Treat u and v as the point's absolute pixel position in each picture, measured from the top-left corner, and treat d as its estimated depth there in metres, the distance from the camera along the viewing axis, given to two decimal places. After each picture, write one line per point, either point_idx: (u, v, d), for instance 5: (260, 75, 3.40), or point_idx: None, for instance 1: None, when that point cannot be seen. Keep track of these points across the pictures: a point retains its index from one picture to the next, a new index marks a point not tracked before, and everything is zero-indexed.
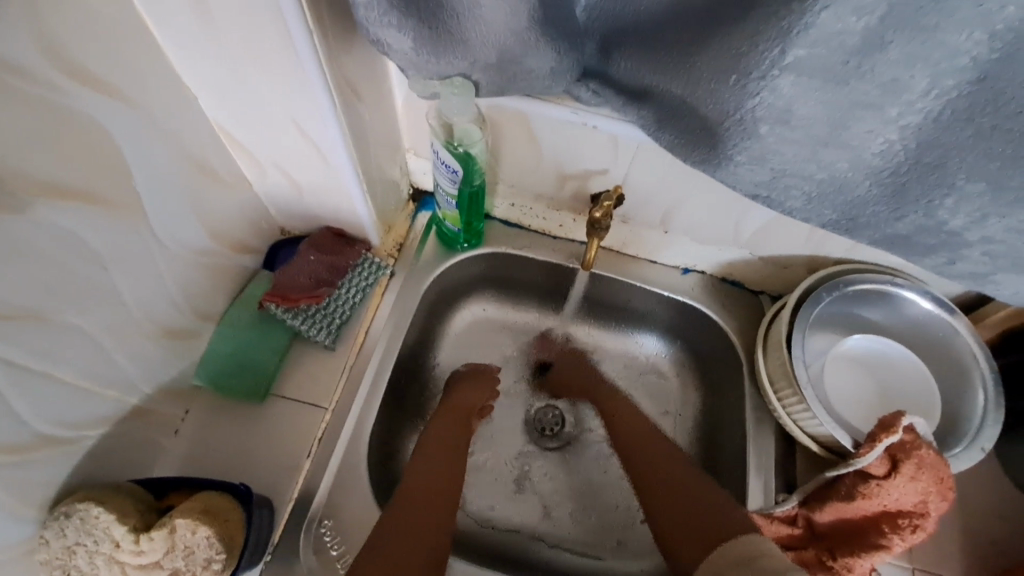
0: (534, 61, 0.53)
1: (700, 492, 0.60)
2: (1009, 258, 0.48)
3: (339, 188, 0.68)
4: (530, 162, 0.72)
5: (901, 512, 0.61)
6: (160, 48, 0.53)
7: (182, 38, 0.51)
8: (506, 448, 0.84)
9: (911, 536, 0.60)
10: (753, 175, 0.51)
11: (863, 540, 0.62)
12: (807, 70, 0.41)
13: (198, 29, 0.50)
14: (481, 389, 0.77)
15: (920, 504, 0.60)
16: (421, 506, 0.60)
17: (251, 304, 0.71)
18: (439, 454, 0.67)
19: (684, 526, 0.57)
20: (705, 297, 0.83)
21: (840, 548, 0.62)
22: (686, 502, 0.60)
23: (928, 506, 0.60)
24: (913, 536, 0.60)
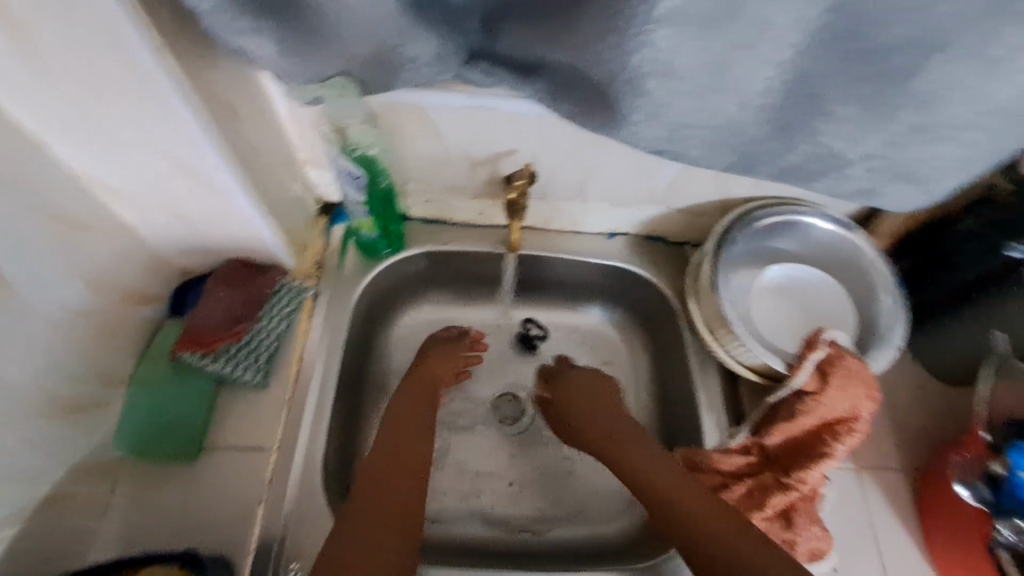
0: (414, 48, 0.51)
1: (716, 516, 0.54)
2: (890, 171, 0.52)
3: (236, 216, 0.62)
4: (436, 155, 0.70)
5: (839, 419, 0.66)
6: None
7: (9, 75, 0.45)
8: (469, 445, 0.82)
9: (850, 440, 0.65)
10: (652, 130, 0.52)
11: (811, 452, 0.66)
12: (678, 20, 0.41)
13: (25, 62, 0.43)
14: (446, 356, 0.78)
15: (853, 410, 0.65)
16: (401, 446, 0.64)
17: (165, 355, 0.65)
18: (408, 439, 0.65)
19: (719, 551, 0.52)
20: (634, 258, 0.85)
21: (792, 466, 0.66)
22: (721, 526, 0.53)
23: (860, 410, 0.65)
24: (851, 439, 0.65)
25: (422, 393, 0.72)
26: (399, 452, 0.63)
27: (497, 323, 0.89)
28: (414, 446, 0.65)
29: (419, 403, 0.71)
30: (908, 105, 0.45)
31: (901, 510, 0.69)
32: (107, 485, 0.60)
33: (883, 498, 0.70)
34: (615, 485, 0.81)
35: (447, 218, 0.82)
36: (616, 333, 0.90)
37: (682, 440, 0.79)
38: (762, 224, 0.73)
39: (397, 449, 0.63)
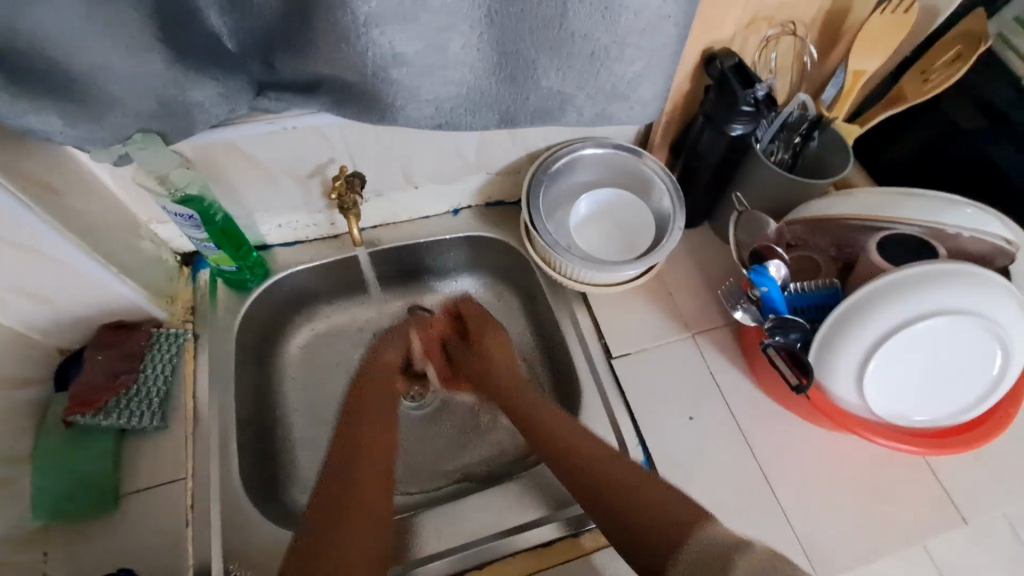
0: (197, 93, 0.60)
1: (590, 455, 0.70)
2: (601, 95, 0.65)
3: (90, 282, 0.68)
4: (266, 182, 0.79)
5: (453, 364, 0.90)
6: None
7: None
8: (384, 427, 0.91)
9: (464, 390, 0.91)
10: (421, 110, 0.64)
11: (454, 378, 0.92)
12: (383, 20, 0.53)
13: None
14: (487, 340, 0.86)
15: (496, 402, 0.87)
16: (358, 420, 0.75)
17: (58, 425, 0.69)
18: (372, 412, 0.76)
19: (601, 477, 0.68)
20: (480, 225, 0.97)
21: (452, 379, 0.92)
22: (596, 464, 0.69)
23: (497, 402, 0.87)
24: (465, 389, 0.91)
25: (499, 367, 0.85)
26: (355, 437, 0.73)
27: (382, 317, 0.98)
28: (370, 421, 0.75)
29: (383, 406, 0.78)
30: (576, 42, 0.58)
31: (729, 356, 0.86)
32: (39, 552, 0.64)
33: (714, 353, 0.86)
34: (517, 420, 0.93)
35: (304, 236, 0.91)
36: (488, 293, 1.02)
37: (560, 361, 0.92)
38: (557, 165, 0.88)
39: (368, 442, 0.72)
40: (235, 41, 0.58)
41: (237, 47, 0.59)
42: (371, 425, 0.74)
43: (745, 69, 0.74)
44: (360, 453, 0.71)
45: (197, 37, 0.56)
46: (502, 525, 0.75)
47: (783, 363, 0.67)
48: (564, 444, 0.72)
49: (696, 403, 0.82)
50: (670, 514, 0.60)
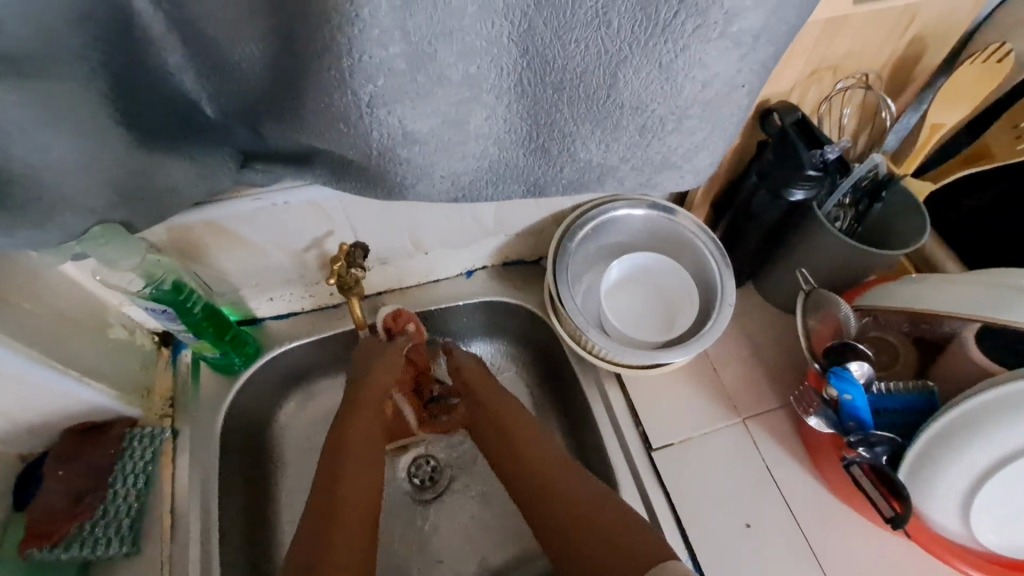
0: (167, 172, 0.50)
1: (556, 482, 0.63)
2: (649, 165, 0.54)
3: (45, 391, 0.58)
4: (255, 258, 0.68)
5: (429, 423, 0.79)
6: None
7: None
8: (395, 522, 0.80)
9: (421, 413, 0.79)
10: (435, 185, 0.54)
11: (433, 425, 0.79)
12: (390, 98, 0.43)
13: None
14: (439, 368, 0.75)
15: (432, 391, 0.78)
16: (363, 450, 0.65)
17: (11, 556, 0.59)
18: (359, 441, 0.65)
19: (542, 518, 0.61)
20: (498, 288, 0.87)
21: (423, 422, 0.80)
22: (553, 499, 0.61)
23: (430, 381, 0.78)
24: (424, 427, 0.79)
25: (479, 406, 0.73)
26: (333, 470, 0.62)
27: None
28: (366, 441, 0.65)
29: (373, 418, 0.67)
30: (625, 113, 0.47)
31: (787, 446, 0.75)
32: None
33: (770, 443, 0.75)
34: None
35: (300, 307, 0.80)
36: (506, 363, 0.91)
37: (591, 448, 0.81)
38: (586, 228, 0.78)
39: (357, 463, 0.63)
40: (213, 107, 0.49)
41: (218, 114, 0.50)
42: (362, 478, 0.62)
43: (810, 126, 0.65)
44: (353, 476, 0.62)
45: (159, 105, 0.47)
46: None
47: (869, 485, 0.56)
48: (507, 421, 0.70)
49: (752, 505, 0.71)
50: (634, 546, 0.53)
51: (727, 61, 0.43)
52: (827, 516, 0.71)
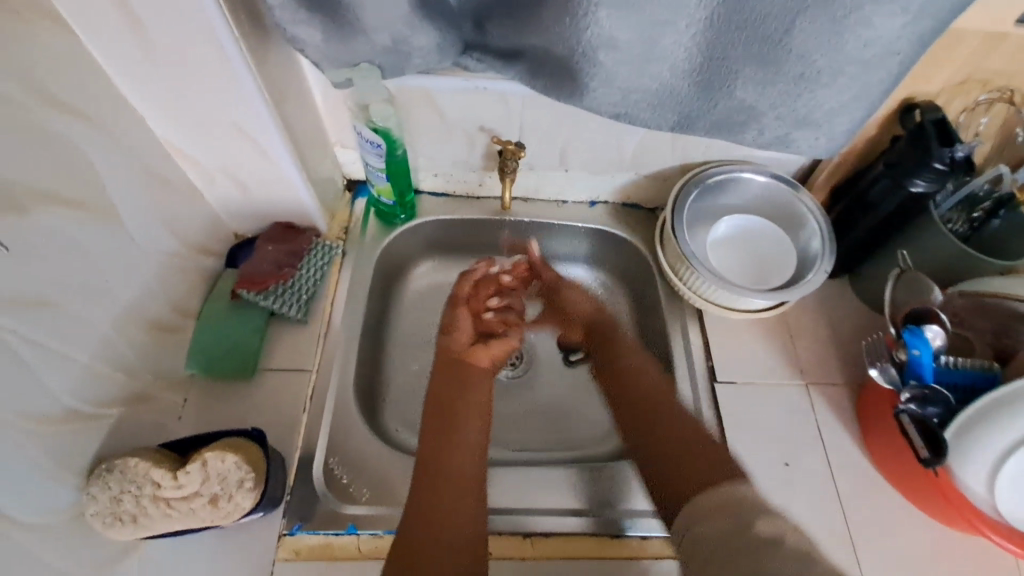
0: (420, 39, 0.66)
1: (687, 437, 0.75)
2: (793, 117, 0.65)
3: (282, 181, 0.77)
4: (439, 134, 0.86)
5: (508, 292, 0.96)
6: (97, 65, 0.59)
7: (124, 60, 0.58)
8: None
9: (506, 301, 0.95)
10: (608, 95, 0.67)
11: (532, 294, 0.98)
12: (613, 5, 0.56)
13: (136, 49, 0.57)
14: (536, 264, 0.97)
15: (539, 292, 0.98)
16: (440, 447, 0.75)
17: (224, 296, 0.78)
18: (456, 491, 0.70)
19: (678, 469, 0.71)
20: (611, 221, 0.99)
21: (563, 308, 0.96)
22: (676, 444, 0.75)
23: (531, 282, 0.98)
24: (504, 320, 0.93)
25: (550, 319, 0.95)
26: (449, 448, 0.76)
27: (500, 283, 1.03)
28: (462, 467, 0.73)
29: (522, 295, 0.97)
30: (790, 59, 0.58)
31: (840, 416, 0.82)
32: (180, 396, 0.73)
33: (827, 410, 0.83)
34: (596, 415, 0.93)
35: (451, 190, 0.98)
36: (601, 290, 1.04)
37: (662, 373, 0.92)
38: (710, 181, 0.88)
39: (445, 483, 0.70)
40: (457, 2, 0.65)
41: (459, 7, 0.66)
42: (446, 479, 0.71)
43: (948, 128, 0.71)
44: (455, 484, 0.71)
45: None
46: (553, 505, 0.76)
47: (915, 433, 0.63)
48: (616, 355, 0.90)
49: (794, 451, 0.80)
50: (709, 469, 0.69)
51: (892, 26, 0.53)
52: (860, 480, 0.78)
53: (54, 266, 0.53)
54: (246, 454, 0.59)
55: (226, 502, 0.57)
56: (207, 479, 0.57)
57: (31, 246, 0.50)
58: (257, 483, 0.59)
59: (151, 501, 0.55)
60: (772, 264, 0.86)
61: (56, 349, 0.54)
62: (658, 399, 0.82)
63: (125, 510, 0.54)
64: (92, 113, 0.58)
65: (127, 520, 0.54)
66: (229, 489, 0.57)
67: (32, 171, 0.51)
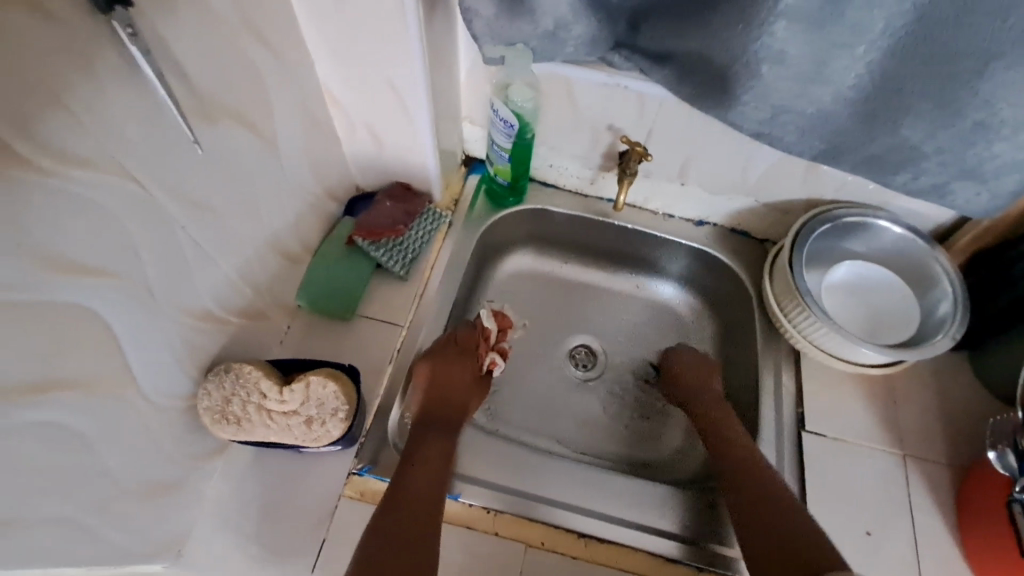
0: (578, 28, 0.67)
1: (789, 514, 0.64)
2: (956, 165, 0.64)
3: (416, 144, 0.81)
4: (567, 124, 0.86)
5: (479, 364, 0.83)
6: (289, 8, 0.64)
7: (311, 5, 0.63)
8: (541, 383, 0.94)
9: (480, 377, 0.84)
10: (757, 112, 0.66)
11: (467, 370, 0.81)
12: (794, 18, 0.55)
13: None
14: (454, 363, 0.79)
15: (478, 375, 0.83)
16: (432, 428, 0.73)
17: (339, 240, 0.83)
18: (435, 461, 0.69)
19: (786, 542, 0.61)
20: (717, 244, 0.96)
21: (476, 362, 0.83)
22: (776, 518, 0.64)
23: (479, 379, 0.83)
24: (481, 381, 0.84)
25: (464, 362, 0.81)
26: (439, 448, 0.71)
27: (592, 286, 1.03)
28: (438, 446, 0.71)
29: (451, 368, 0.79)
30: (974, 103, 0.57)
31: (937, 497, 0.76)
32: (286, 323, 0.78)
33: (924, 488, 0.76)
34: (668, 436, 0.91)
35: (563, 182, 0.98)
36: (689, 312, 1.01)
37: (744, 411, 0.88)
38: (838, 223, 0.83)
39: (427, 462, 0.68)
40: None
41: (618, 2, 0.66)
42: (429, 459, 0.68)
43: None
44: (430, 457, 0.69)
45: None
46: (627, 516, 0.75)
47: None
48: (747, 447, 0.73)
49: (879, 520, 0.74)
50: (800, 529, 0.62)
51: None
52: (951, 570, 0.72)
53: (223, 178, 0.58)
54: (345, 387, 0.62)
55: (319, 426, 0.61)
56: (306, 400, 0.61)
57: (212, 154, 0.56)
58: (348, 415, 0.62)
59: (256, 408, 0.59)
60: (891, 319, 0.81)
61: (208, 252, 0.59)
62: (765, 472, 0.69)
63: (233, 410, 0.58)
64: (277, 48, 0.63)
65: (233, 421, 0.59)
66: (324, 413, 0.61)
67: (227, 89, 0.56)
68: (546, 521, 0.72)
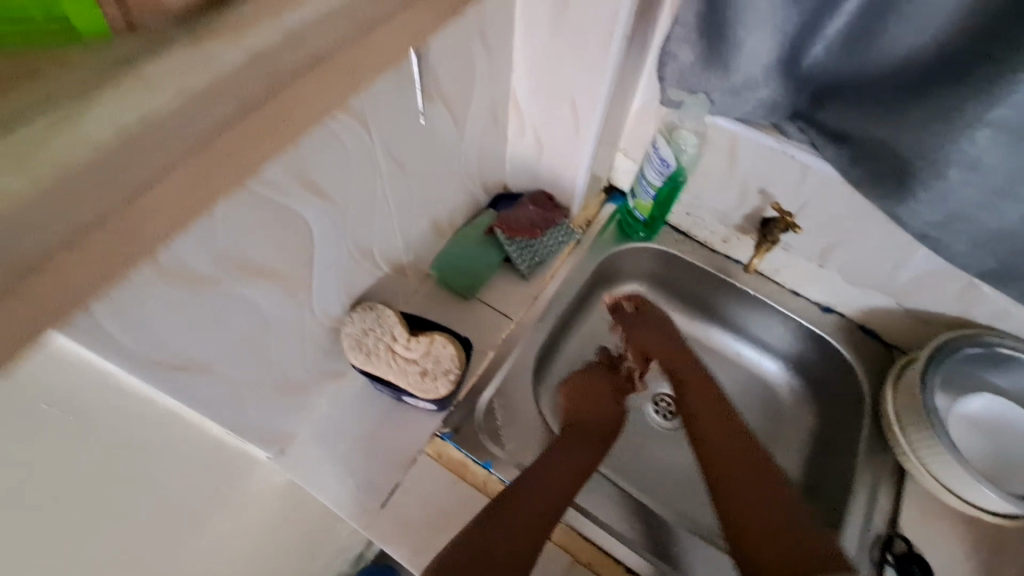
0: (764, 92, 0.70)
1: (748, 484, 0.69)
2: None
3: (574, 160, 0.87)
4: (719, 179, 0.89)
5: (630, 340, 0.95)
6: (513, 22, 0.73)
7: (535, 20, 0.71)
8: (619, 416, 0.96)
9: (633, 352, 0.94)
10: (929, 214, 0.65)
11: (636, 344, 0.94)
12: (1004, 129, 0.56)
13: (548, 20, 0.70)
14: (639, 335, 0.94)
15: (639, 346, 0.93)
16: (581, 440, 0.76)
17: (480, 228, 0.90)
18: (577, 449, 0.74)
19: (744, 510, 0.66)
20: (840, 336, 0.92)
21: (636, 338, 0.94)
22: (735, 479, 0.70)
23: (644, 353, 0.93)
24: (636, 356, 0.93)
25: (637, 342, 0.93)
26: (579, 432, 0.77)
27: (693, 338, 1.04)
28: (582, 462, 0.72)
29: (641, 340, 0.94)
30: None
31: None
32: (416, 286, 0.86)
33: None
34: None
35: (693, 232, 1.00)
36: (786, 392, 0.99)
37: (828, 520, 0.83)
38: (989, 350, 0.78)
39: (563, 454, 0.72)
40: (810, 65, 0.68)
41: (808, 69, 0.68)
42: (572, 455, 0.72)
43: None
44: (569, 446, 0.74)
45: (800, 56, 0.67)
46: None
47: None
48: (723, 414, 0.79)
49: None
50: (752, 499, 0.67)
51: None
52: None
53: (426, 148, 0.68)
54: (460, 352, 0.69)
55: (430, 380, 0.67)
56: (427, 353, 0.68)
57: (427, 127, 0.65)
58: (457, 379, 0.68)
59: (385, 347, 0.67)
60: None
61: (393, 207, 0.68)
62: (720, 420, 0.78)
63: (368, 342, 0.66)
64: (496, 54, 0.72)
65: (364, 351, 0.66)
66: (438, 371, 0.67)
67: (455, 79, 0.65)
68: (602, 546, 0.72)
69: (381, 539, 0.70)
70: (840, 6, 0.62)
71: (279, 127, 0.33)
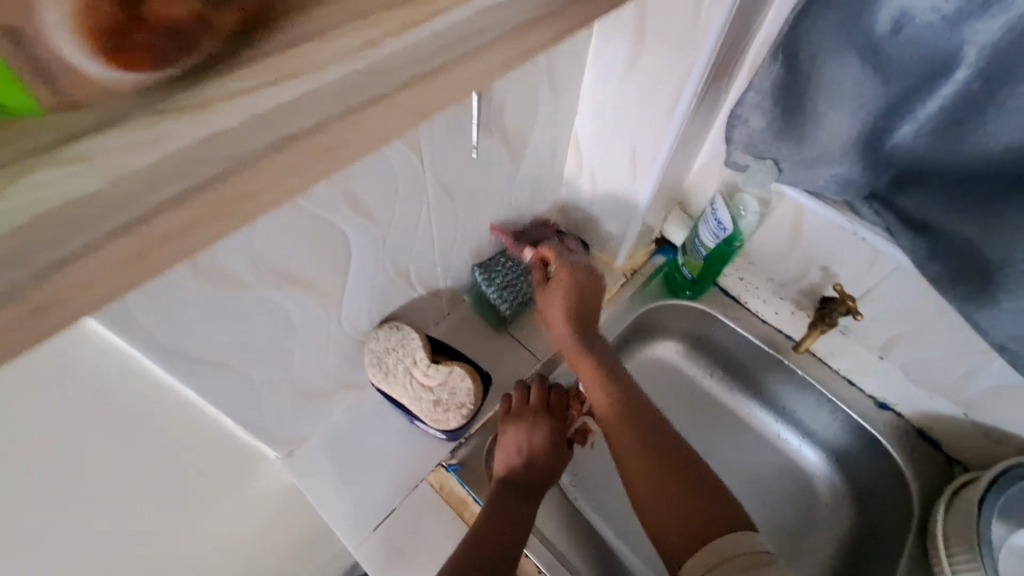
0: (839, 168, 0.66)
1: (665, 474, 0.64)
2: None
3: (626, 206, 0.85)
4: (779, 248, 0.84)
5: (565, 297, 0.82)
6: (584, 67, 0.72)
7: (606, 65, 0.69)
8: None
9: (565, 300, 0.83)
10: (1013, 326, 0.59)
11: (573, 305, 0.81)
12: None
13: (618, 68, 0.69)
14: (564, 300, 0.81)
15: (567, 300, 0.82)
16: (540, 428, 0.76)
17: None
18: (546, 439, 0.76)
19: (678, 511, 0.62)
20: (894, 437, 0.84)
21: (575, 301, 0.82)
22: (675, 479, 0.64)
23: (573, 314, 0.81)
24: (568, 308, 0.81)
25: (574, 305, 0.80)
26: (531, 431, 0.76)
27: (728, 408, 0.98)
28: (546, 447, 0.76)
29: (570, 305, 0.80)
30: None
31: None
32: (448, 309, 0.86)
33: None
34: None
35: (743, 298, 0.94)
36: (824, 486, 0.91)
37: None
38: None
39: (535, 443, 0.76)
40: (892, 147, 0.62)
41: (890, 151, 0.63)
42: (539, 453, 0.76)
43: None
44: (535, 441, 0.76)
45: (883, 139, 0.62)
46: None
47: None
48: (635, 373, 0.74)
49: None
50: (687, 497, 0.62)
51: None
52: None
53: (477, 178, 0.68)
54: (476, 387, 0.69)
55: (442, 410, 0.67)
56: (443, 383, 0.67)
57: (481, 160, 0.66)
58: (468, 414, 0.68)
59: (405, 368, 0.67)
60: None
61: (435, 231, 0.68)
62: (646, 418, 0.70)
63: (388, 362, 0.66)
64: (562, 95, 0.72)
65: (383, 370, 0.67)
66: (450, 402, 0.67)
67: (517, 116, 0.65)
68: None
69: (369, 562, 0.68)
70: (934, 89, 0.55)
71: (237, 213, 0.18)
